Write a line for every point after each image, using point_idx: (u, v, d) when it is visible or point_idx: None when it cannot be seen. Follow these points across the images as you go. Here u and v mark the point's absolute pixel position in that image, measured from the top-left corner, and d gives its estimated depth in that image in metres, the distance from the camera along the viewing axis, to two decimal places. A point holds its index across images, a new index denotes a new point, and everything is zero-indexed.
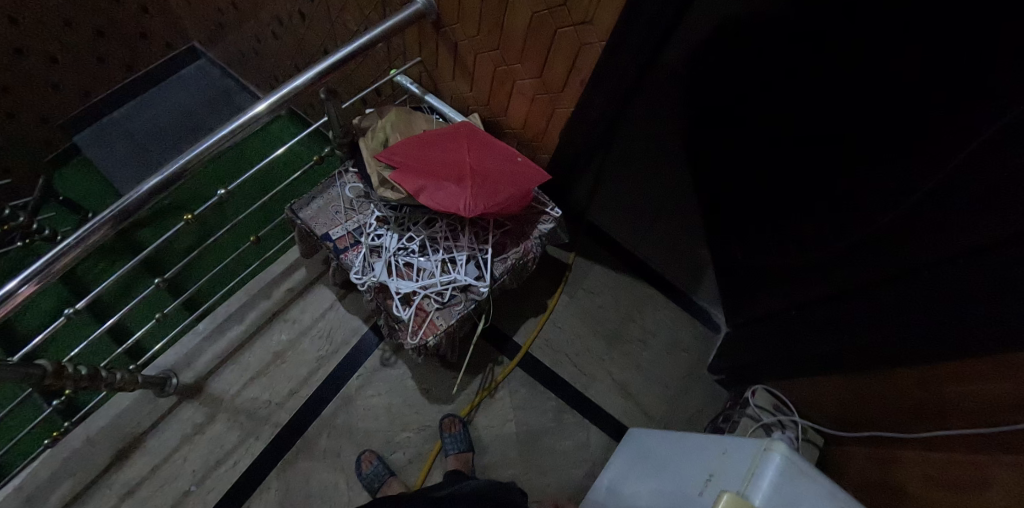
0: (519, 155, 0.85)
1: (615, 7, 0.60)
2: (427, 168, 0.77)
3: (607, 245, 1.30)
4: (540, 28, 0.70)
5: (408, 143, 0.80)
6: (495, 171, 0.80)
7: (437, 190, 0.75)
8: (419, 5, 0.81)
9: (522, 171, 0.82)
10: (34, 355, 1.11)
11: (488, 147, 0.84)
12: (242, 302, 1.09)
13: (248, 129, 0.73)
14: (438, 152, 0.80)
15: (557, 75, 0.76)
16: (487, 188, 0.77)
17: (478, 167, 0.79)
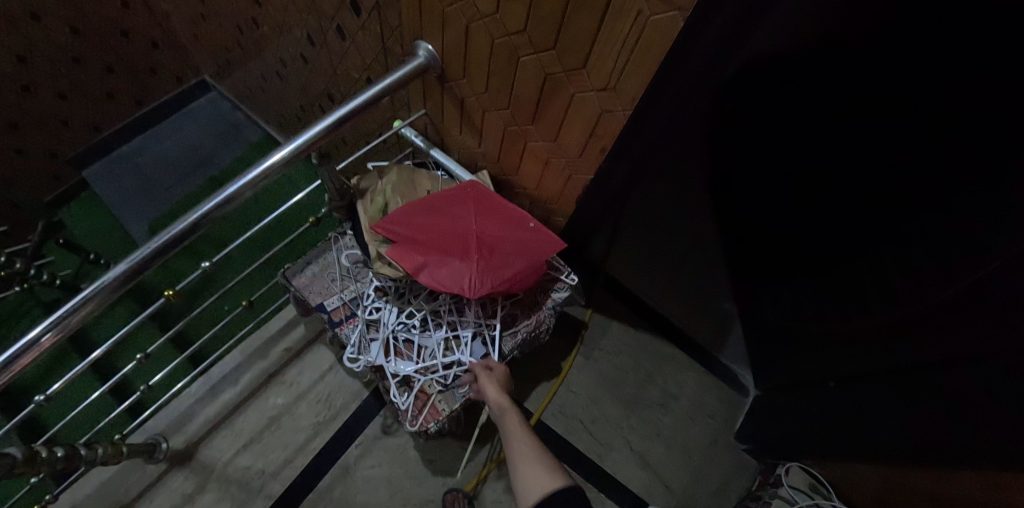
0: (532, 219, 0.76)
1: (643, 76, 0.54)
2: (428, 240, 0.70)
3: (626, 298, 1.21)
4: (557, 90, 0.63)
5: (410, 210, 0.73)
6: (503, 242, 0.72)
7: (437, 268, 0.68)
8: (422, 59, 0.74)
9: (534, 240, 0.73)
10: (36, 414, 1.08)
11: (498, 212, 0.76)
12: (238, 362, 1.03)
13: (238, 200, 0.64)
14: (443, 219, 0.73)
15: (574, 142, 0.70)
16: (493, 263, 0.69)
17: (485, 237, 0.71)
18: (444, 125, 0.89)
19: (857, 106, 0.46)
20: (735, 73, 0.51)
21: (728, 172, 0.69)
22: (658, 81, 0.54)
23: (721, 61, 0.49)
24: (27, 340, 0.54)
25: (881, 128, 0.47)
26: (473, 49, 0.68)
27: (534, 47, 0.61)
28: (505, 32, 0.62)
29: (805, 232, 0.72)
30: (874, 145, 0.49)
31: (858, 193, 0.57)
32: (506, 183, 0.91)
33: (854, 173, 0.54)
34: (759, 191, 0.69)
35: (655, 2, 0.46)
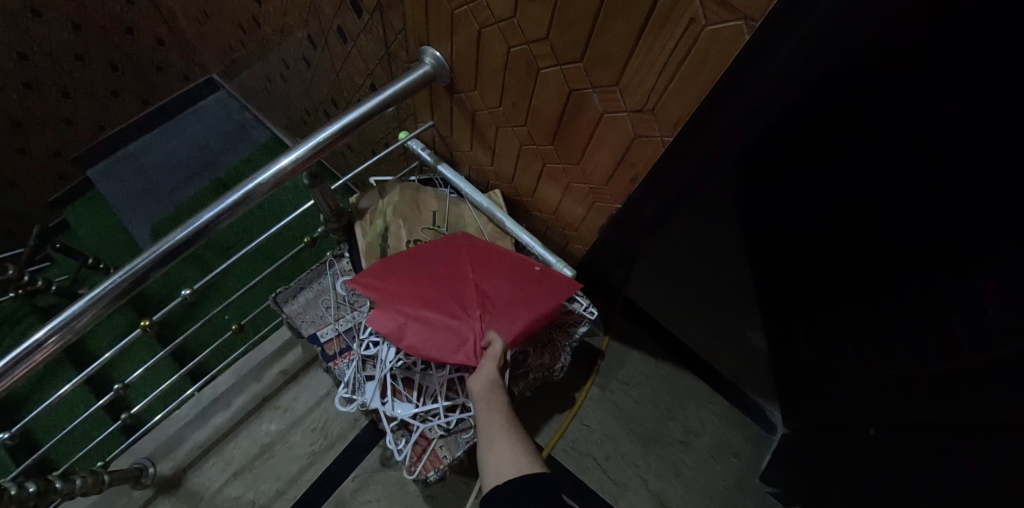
0: (538, 264, 0.70)
1: (689, 99, 0.46)
2: (421, 299, 0.63)
3: (646, 324, 1.13)
4: (583, 108, 0.56)
5: (399, 266, 0.66)
6: (507, 293, 0.65)
7: (434, 333, 0.60)
8: (428, 68, 0.67)
9: (544, 287, 0.66)
10: (29, 428, 1.04)
11: (499, 260, 0.69)
12: (231, 384, 0.97)
13: (237, 213, 0.57)
14: (436, 273, 0.66)
15: (600, 167, 0.62)
16: (497, 319, 0.62)
17: (487, 289, 0.64)
18: (453, 140, 0.82)
19: (965, 122, 0.38)
20: (803, 98, 0.42)
21: (776, 202, 0.61)
22: (708, 105, 0.45)
23: (791, 85, 0.41)
24: (29, 344, 0.49)
25: (993, 152, 0.38)
26: (486, 58, 0.61)
27: (556, 58, 0.54)
28: (523, 39, 0.55)
29: (864, 271, 0.63)
30: (979, 175, 0.40)
31: (938, 228, 0.48)
32: (520, 204, 0.83)
33: (943, 207, 0.46)
34: (812, 219, 0.61)
35: (713, 8, 0.38)
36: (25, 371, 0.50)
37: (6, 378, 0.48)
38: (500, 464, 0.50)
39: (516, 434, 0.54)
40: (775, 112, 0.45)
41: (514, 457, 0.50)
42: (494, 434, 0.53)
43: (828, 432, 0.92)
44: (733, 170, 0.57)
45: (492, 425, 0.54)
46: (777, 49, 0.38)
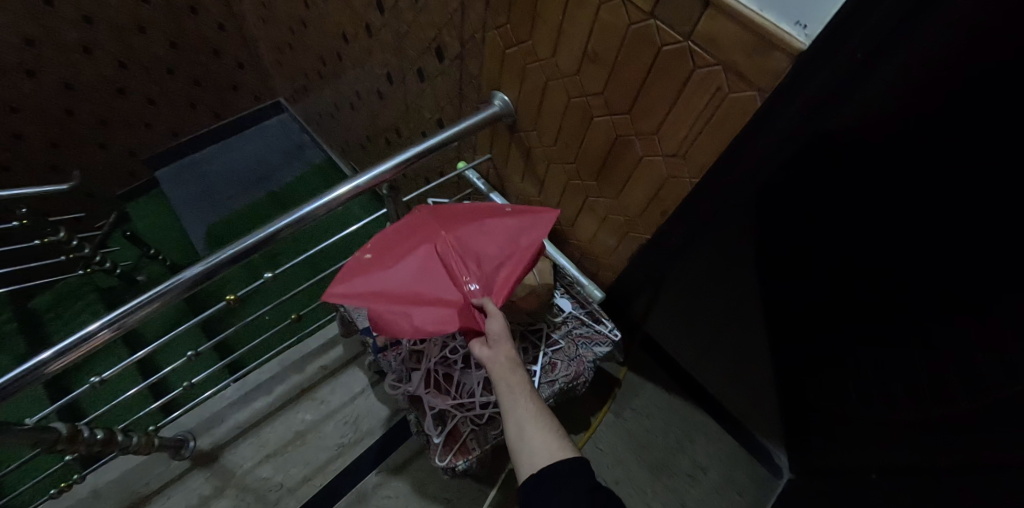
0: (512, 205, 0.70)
1: (713, 148, 0.58)
2: (409, 280, 0.61)
3: (663, 359, 1.19)
4: (625, 152, 0.68)
5: (375, 255, 0.63)
6: (490, 242, 0.64)
7: (438, 311, 0.59)
8: (496, 108, 0.79)
9: (526, 222, 0.66)
10: (79, 399, 1.12)
11: (473, 213, 0.68)
12: (273, 373, 1.05)
13: (322, 213, 0.68)
14: (413, 243, 0.64)
15: (636, 201, 0.73)
16: (490, 273, 0.62)
17: (468, 245, 0.63)
18: (506, 171, 0.93)
19: (921, 186, 0.48)
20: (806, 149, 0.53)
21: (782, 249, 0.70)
22: (729, 150, 0.57)
23: (798, 133, 0.53)
24: (85, 332, 0.55)
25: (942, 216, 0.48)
26: (548, 105, 0.73)
27: (609, 109, 0.65)
28: (583, 91, 0.67)
29: (859, 318, 0.71)
30: (936, 234, 0.50)
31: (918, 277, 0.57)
32: (559, 232, 0.93)
33: (919, 261, 0.55)
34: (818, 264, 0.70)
35: (735, 81, 0.51)
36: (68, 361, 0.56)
37: (60, 360, 0.54)
38: (535, 456, 0.55)
39: (547, 423, 0.58)
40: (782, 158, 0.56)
41: (549, 447, 0.56)
42: (526, 425, 0.57)
43: (833, 477, 0.94)
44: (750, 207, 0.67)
45: (523, 415, 0.57)
46: (787, 105, 0.49)
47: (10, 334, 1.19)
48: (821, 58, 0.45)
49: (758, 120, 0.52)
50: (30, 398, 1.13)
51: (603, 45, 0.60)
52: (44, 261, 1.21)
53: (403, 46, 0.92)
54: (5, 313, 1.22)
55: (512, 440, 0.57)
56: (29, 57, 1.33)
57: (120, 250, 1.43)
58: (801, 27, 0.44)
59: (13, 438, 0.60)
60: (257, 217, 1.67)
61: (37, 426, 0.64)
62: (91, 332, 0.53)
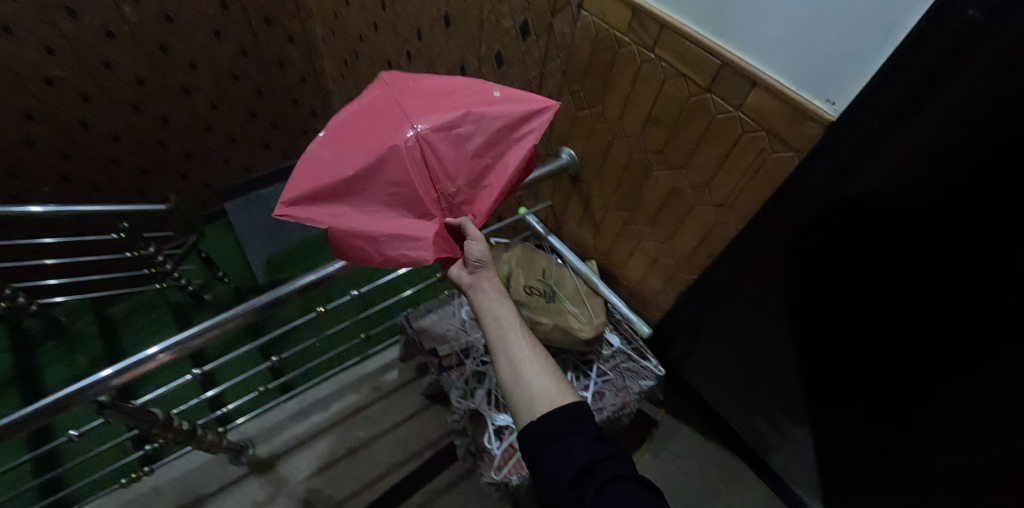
0: (496, 87, 0.61)
1: (757, 196, 0.68)
2: (379, 192, 0.54)
3: (700, 404, 1.22)
4: (678, 200, 0.78)
5: (332, 148, 0.53)
6: (471, 149, 0.58)
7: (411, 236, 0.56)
8: (564, 160, 0.91)
9: (510, 128, 0.59)
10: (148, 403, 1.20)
11: (447, 100, 0.59)
12: (331, 390, 1.11)
13: None
14: (378, 139, 0.55)
15: (686, 244, 0.82)
16: (469, 187, 0.59)
17: (443, 155, 0.56)
18: (565, 216, 1.04)
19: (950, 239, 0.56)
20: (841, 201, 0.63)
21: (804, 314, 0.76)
22: (771, 201, 0.67)
23: (825, 191, 0.62)
24: (144, 354, 0.63)
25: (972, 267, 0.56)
26: (611, 160, 0.84)
27: (667, 164, 0.76)
28: (644, 149, 0.78)
29: (888, 369, 0.76)
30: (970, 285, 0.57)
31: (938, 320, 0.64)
32: (611, 274, 1.01)
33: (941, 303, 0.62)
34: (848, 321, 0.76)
35: (777, 144, 0.61)
36: (127, 377, 0.63)
37: (122, 376, 0.62)
38: (529, 396, 0.57)
39: (541, 363, 0.60)
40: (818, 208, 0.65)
41: (550, 396, 0.57)
42: (518, 365, 0.59)
43: None
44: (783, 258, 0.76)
45: (516, 355, 0.60)
46: (813, 167, 0.60)
47: (90, 336, 1.29)
48: (843, 129, 0.55)
49: (797, 176, 0.62)
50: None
51: (664, 111, 0.72)
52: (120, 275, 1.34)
53: None
54: (88, 317, 1.33)
55: (505, 384, 0.59)
56: (139, 95, 1.56)
57: (193, 270, 1.57)
58: (830, 104, 0.55)
59: (113, 416, 0.71)
60: (316, 249, 1.82)
61: (138, 409, 0.74)
62: (148, 355, 0.61)
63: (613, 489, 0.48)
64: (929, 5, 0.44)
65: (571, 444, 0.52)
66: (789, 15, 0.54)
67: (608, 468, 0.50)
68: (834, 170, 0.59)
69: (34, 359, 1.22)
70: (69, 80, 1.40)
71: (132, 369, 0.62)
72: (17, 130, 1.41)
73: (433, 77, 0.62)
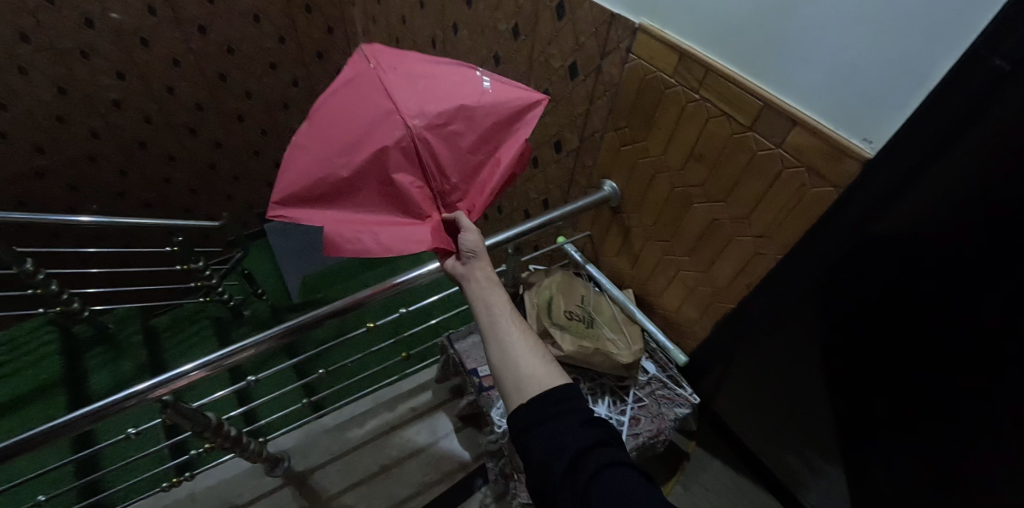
0: (486, 77, 0.60)
1: (796, 229, 0.71)
2: (374, 190, 0.55)
3: (733, 440, 1.21)
4: (717, 231, 0.82)
5: (326, 146, 0.53)
6: (464, 144, 0.57)
7: (406, 232, 0.55)
8: (606, 193, 0.95)
9: (504, 122, 0.59)
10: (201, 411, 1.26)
11: (438, 90, 0.58)
12: (366, 408, 1.13)
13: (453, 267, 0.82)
14: (370, 134, 0.54)
15: (724, 273, 0.85)
16: (463, 182, 0.59)
17: (437, 148, 0.56)
18: (603, 245, 1.08)
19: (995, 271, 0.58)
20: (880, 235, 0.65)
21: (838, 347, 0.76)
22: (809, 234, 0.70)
23: (864, 227, 0.65)
24: (180, 370, 0.69)
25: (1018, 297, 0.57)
26: (652, 192, 0.89)
27: (708, 197, 0.80)
28: (685, 183, 0.82)
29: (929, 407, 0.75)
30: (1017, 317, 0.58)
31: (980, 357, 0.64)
32: (646, 301, 1.04)
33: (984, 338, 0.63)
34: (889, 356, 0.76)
35: (816, 179, 0.65)
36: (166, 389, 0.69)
37: (159, 389, 0.68)
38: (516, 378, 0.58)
39: (531, 347, 0.60)
40: (857, 244, 0.67)
41: (546, 375, 0.58)
42: (507, 347, 0.60)
43: None
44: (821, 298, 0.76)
45: (506, 339, 0.60)
46: (852, 199, 0.62)
47: (135, 345, 1.34)
48: (883, 164, 0.58)
49: (836, 211, 0.65)
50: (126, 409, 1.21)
51: (707, 148, 0.76)
52: (160, 286, 1.39)
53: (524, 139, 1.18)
54: (134, 326, 1.39)
55: (495, 365, 0.60)
56: (196, 118, 1.81)
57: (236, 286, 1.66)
58: (867, 142, 0.59)
59: (171, 416, 0.76)
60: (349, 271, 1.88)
61: (194, 410, 0.79)
62: (184, 371, 0.67)
63: (606, 475, 0.48)
64: (960, 55, 0.48)
65: (561, 419, 0.53)
66: (828, 61, 0.59)
67: (605, 454, 0.51)
68: (875, 204, 0.61)
69: (81, 364, 1.27)
70: (135, 101, 1.65)
71: (165, 385, 0.68)
72: (81, 147, 1.63)
73: (419, 60, 0.60)
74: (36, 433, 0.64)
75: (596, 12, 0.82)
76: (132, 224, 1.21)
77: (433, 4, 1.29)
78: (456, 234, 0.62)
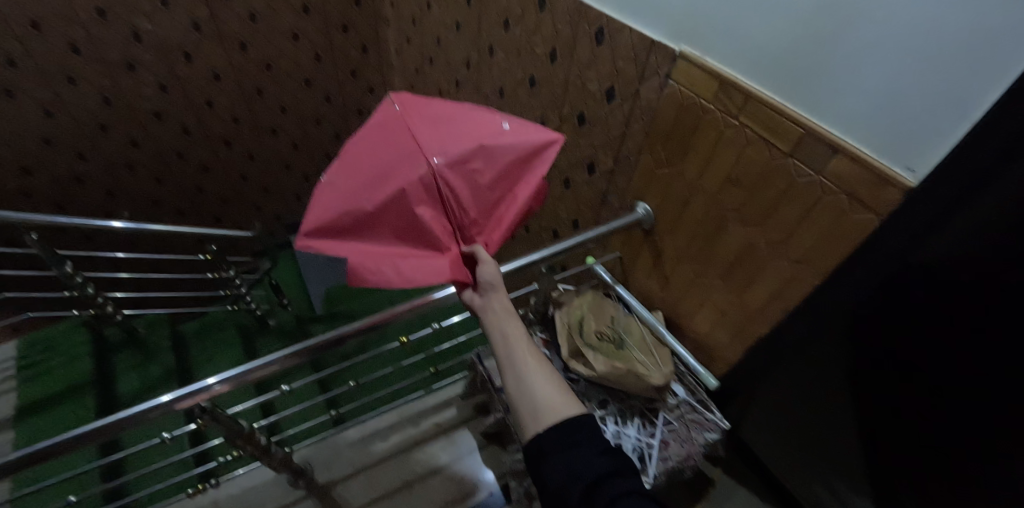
0: (504, 119, 0.62)
1: (834, 254, 0.70)
2: (394, 224, 0.54)
3: (760, 470, 1.18)
4: (753, 254, 0.82)
5: (350, 182, 0.54)
6: (483, 180, 0.58)
7: (425, 266, 0.55)
8: (639, 215, 0.97)
9: (525, 158, 0.59)
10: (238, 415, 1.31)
11: (460, 129, 0.59)
12: (390, 422, 1.13)
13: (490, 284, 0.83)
14: (393, 171, 0.55)
15: (758, 297, 0.84)
16: (482, 217, 0.58)
17: (457, 184, 0.56)
18: (633, 267, 1.09)
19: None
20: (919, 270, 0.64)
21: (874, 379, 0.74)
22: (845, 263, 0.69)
23: (895, 258, 0.64)
24: (203, 384, 0.70)
25: None
26: (687, 214, 0.90)
27: (744, 220, 0.81)
28: (721, 206, 0.83)
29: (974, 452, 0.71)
30: None
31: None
32: (676, 324, 1.04)
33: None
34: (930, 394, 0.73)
35: (857, 205, 0.65)
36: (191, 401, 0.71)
37: (183, 401, 0.70)
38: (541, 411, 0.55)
39: (551, 378, 0.58)
40: (892, 276, 0.66)
41: (563, 404, 0.56)
42: (526, 378, 0.57)
43: None
44: (858, 329, 0.75)
45: (525, 371, 0.57)
46: (891, 230, 0.61)
47: (163, 350, 1.36)
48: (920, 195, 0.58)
49: (871, 241, 0.65)
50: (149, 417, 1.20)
51: (745, 172, 0.77)
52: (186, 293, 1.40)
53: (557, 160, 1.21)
54: (163, 331, 1.42)
55: (512, 397, 0.58)
56: (230, 130, 1.96)
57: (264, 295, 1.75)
58: (910, 171, 0.59)
59: (208, 422, 0.78)
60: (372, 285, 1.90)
61: (229, 417, 0.81)
62: (207, 385, 0.68)
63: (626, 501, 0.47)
64: (1003, 91, 0.48)
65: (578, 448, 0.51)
66: (869, 91, 0.60)
67: (618, 484, 0.48)
68: (911, 236, 0.60)
69: (109, 367, 1.30)
70: (174, 112, 1.78)
71: (189, 397, 0.70)
72: (122, 156, 1.78)
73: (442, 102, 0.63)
74: (77, 434, 0.66)
75: (635, 38, 0.85)
76: (163, 230, 1.23)
77: (470, 29, 1.36)
78: (475, 268, 0.60)
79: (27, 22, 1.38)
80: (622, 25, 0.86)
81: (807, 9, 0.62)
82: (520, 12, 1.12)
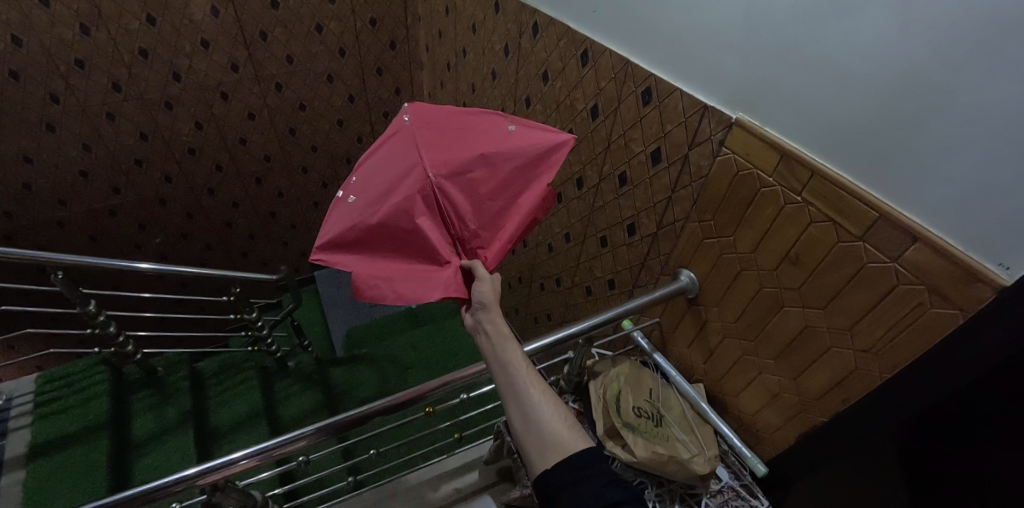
0: (510, 122, 0.60)
1: (910, 349, 0.62)
2: (394, 238, 0.54)
3: None
4: (812, 339, 0.75)
5: (361, 197, 0.56)
6: (484, 190, 0.56)
7: (420, 278, 0.53)
8: (683, 283, 0.93)
9: (529, 162, 0.57)
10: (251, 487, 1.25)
11: (464, 137, 0.59)
12: (408, 485, 1.08)
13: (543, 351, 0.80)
14: (398, 184, 0.56)
15: (815, 384, 0.77)
16: (483, 228, 0.56)
17: (455, 193, 0.55)
18: (673, 335, 1.04)
19: None
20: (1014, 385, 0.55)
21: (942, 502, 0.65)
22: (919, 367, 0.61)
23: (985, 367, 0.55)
24: (228, 459, 0.65)
25: None
26: (737, 290, 0.84)
27: (803, 302, 0.74)
28: (776, 284, 0.77)
29: None
30: None
31: None
32: (719, 399, 0.98)
33: None
34: None
35: (937, 300, 0.57)
36: (214, 476, 0.65)
37: (207, 477, 0.64)
38: (554, 478, 0.49)
39: (557, 406, 0.55)
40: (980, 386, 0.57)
41: (569, 435, 0.53)
42: (528, 401, 0.54)
43: None
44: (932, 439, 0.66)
45: (529, 400, 0.54)
46: (980, 336, 0.54)
47: (181, 391, 1.36)
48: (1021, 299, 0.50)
49: (955, 346, 0.57)
50: (161, 458, 1.21)
51: (806, 254, 0.71)
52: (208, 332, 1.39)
53: (594, 218, 1.18)
54: (182, 372, 1.42)
55: (513, 419, 0.54)
56: (263, 167, 1.98)
57: (285, 336, 1.78)
58: (1003, 267, 0.51)
59: (219, 496, 0.73)
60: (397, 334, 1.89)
61: (240, 491, 0.76)
62: (232, 461, 0.63)
63: None
64: None
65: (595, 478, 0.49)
66: (958, 180, 0.53)
67: None
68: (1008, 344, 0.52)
69: (129, 405, 1.31)
70: (208, 149, 1.81)
71: (214, 472, 0.64)
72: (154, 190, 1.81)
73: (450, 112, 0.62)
74: None
75: (685, 102, 0.81)
76: (188, 273, 1.22)
77: (507, 78, 1.35)
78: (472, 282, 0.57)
79: (73, 61, 1.42)
80: (672, 87, 0.82)
81: (889, 84, 0.56)
82: (560, 67, 1.10)
